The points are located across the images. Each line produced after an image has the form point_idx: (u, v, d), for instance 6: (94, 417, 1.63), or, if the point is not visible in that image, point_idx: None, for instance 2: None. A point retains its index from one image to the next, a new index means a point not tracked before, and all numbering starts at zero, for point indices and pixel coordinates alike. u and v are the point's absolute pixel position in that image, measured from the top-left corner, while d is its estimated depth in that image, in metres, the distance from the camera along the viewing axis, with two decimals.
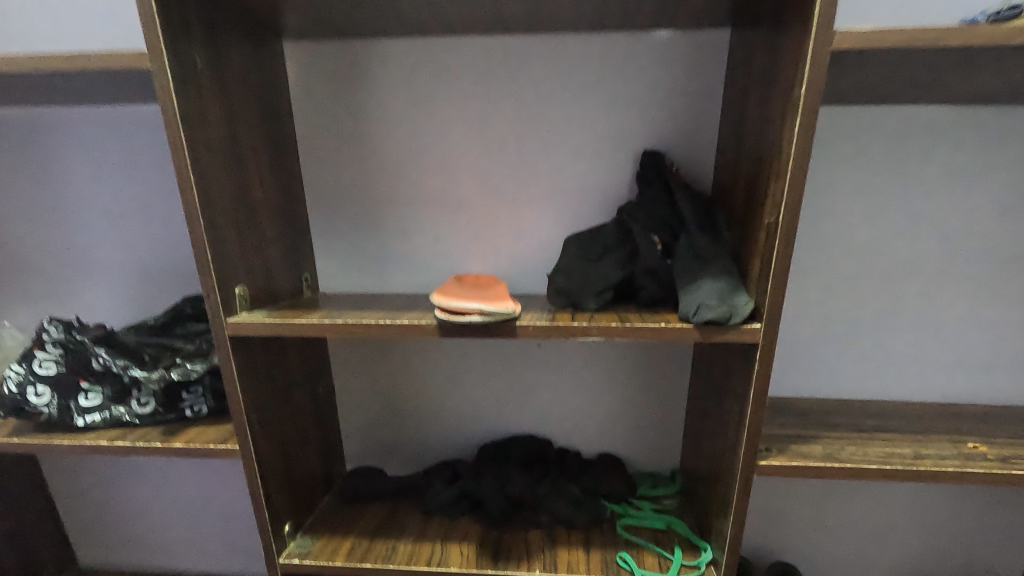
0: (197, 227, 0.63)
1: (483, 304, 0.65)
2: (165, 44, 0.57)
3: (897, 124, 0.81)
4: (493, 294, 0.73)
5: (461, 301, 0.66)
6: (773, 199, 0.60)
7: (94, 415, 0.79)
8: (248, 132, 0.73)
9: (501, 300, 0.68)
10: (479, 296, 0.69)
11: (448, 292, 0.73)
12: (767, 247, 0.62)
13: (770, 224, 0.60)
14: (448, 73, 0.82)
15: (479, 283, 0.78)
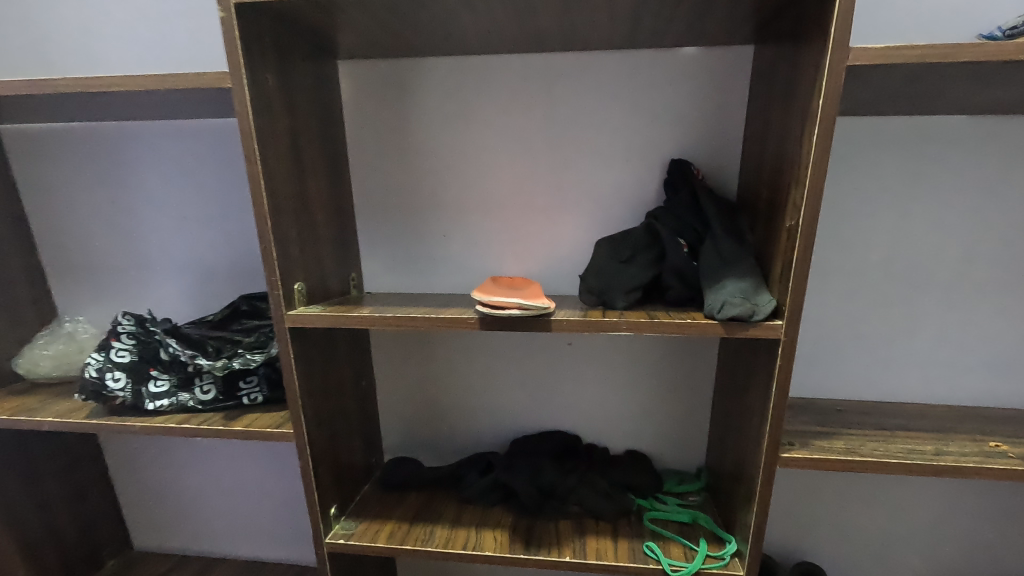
0: (265, 228, 0.70)
1: (521, 300, 0.70)
2: (244, 65, 0.65)
3: (918, 134, 0.84)
4: (528, 292, 0.78)
5: (500, 297, 0.72)
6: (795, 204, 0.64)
7: (162, 400, 0.87)
8: (308, 142, 0.80)
9: (536, 297, 0.74)
10: (516, 294, 0.75)
11: (487, 290, 0.78)
12: (788, 249, 0.66)
13: (792, 227, 0.65)
14: (487, 88, 0.88)
15: (515, 283, 0.84)
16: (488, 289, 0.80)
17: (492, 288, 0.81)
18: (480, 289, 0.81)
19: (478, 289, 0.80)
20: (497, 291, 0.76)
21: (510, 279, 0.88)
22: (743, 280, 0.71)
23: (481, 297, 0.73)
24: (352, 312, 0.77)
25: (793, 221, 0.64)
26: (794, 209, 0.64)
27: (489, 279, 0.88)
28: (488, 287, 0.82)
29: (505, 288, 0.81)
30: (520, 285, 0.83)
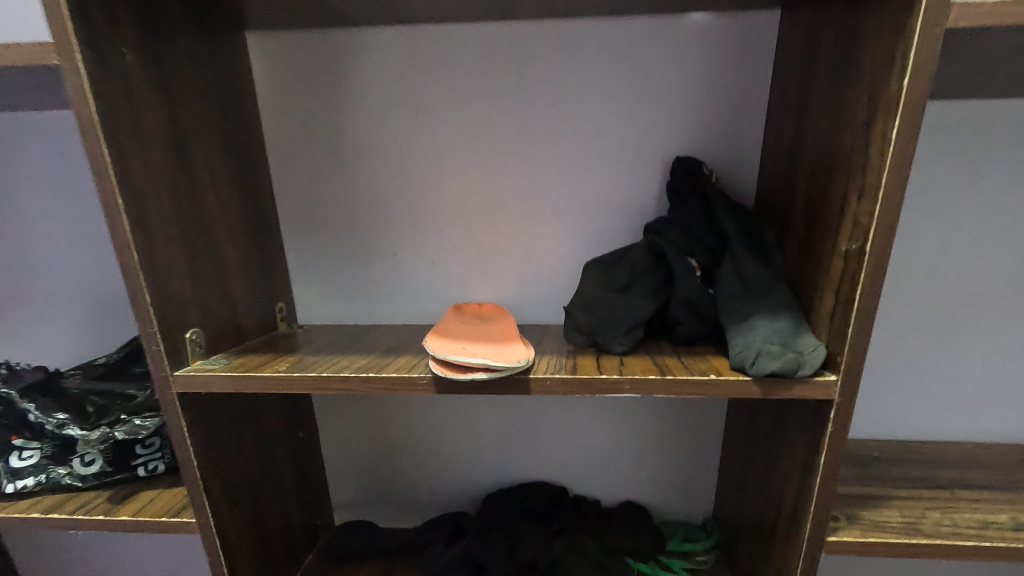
0: (130, 264, 0.51)
1: (495, 357, 0.53)
2: (78, 35, 0.44)
3: (974, 123, 0.68)
4: (499, 335, 0.61)
5: (465, 352, 0.54)
6: (857, 221, 0.47)
7: (27, 478, 0.67)
8: (202, 142, 0.60)
9: (511, 349, 0.56)
10: (486, 344, 0.57)
11: (445, 334, 0.60)
12: (844, 282, 0.49)
13: (852, 254, 0.47)
14: (441, 68, 0.69)
15: (487, 318, 0.65)
16: (446, 329, 0.62)
17: (451, 327, 0.63)
18: (437, 329, 0.63)
19: (433, 330, 0.62)
20: (462, 339, 0.59)
21: (478, 308, 0.70)
22: (777, 319, 0.54)
23: (438, 351, 0.55)
24: (265, 368, 0.58)
25: (856, 245, 0.47)
26: (856, 230, 0.47)
27: (451, 309, 0.70)
28: (448, 323, 0.64)
29: (467, 326, 0.63)
30: (490, 321, 0.64)
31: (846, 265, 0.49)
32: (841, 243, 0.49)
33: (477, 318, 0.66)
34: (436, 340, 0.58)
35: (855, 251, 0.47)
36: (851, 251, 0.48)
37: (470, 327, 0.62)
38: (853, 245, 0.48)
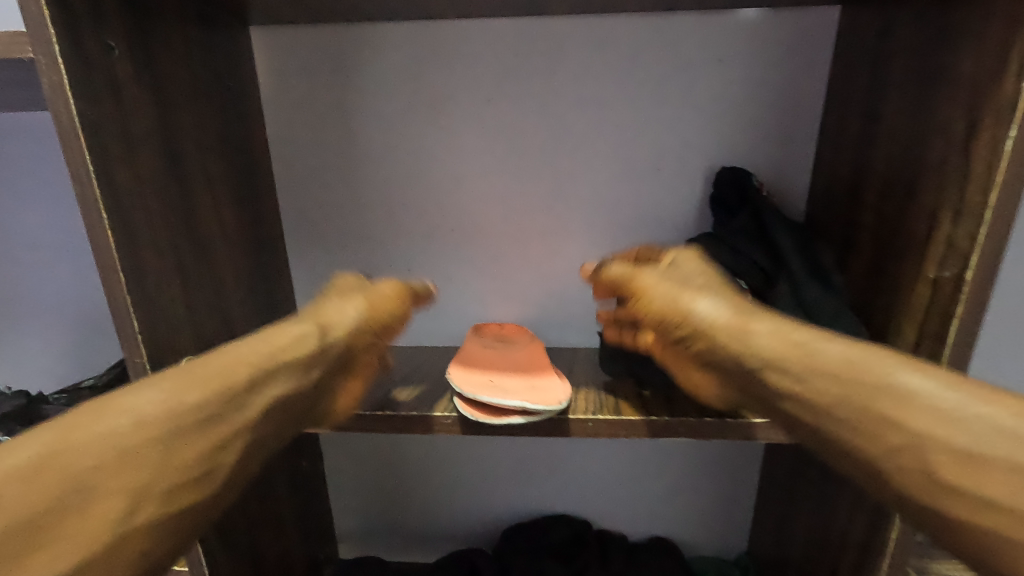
0: (115, 285, 0.44)
1: (530, 400, 0.47)
2: (55, 22, 0.38)
3: None
4: (530, 365, 0.55)
5: (496, 392, 0.49)
6: (684, 278, 0.45)
7: None
8: (199, 147, 0.54)
9: (546, 384, 0.51)
10: (517, 378, 0.52)
11: (470, 364, 0.55)
12: (662, 334, 0.45)
13: (686, 307, 0.43)
14: (464, 67, 0.63)
15: (512, 343, 0.59)
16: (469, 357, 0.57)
17: (473, 354, 0.57)
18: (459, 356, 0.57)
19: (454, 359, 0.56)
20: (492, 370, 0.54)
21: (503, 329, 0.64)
22: None
23: (465, 388, 0.49)
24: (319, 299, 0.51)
25: (691, 308, 0.42)
26: (681, 286, 0.44)
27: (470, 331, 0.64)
28: (471, 350, 0.58)
29: (491, 352, 0.57)
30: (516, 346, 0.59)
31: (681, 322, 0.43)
32: (639, 283, 0.47)
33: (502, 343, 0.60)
34: (461, 373, 0.53)
35: (689, 304, 0.43)
36: (710, 306, 0.42)
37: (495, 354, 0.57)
38: (690, 299, 0.43)
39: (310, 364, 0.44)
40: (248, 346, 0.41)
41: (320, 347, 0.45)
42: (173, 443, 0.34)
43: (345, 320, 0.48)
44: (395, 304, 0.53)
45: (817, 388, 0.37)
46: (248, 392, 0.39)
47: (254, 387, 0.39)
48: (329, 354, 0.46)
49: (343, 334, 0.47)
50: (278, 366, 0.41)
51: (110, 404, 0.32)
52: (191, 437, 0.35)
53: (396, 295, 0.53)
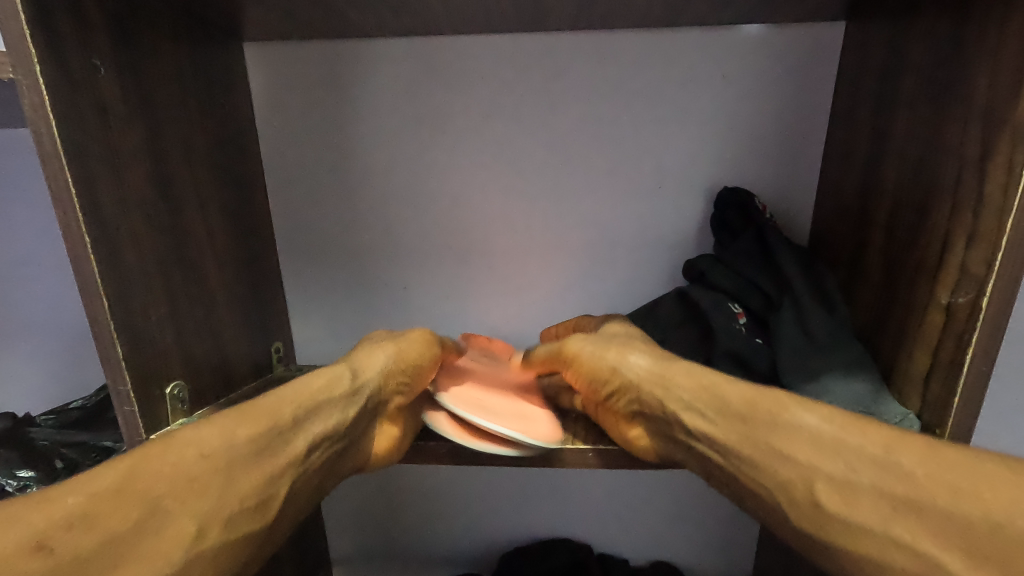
0: (99, 312, 0.43)
1: (516, 422, 0.45)
2: (36, 42, 0.37)
3: None
4: (521, 391, 0.53)
5: (485, 408, 0.47)
6: (610, 341, 0.48)
7: None
8: (189, 166, 0.52)
9: (535, 413, 0.49)
10: (507, 400, 0.50)
11: (465, 376, 0.53)
12: (591, 390, 0.48)
13: (609, 361, 0.46)
14: (462, 84, 0.62)
15: (508, 367, 0.58)
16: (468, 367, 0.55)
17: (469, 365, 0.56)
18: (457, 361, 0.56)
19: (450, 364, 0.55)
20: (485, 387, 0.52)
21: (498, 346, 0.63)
22: (854, 382, 0.47)
23: (456, 398, 0.48)
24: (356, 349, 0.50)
25: (615, 362, 0.46)
26: (604, 343, 0.48)
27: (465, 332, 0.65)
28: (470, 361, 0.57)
29: (488, 370, 0.56)
30: (511, 371, 0.57)
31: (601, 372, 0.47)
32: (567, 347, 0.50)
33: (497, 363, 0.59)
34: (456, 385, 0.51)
35: (614, 360, 0.46)
36: (637, 362, 0.45)
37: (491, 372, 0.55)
38: (613, 354, 0.47)
39: (351, 409, 0.43)
40: (285, 392, 0.41)
41: (359, 393, 0.44)
42: (235, 472, 0.35)
43: (380, 365, 0.47)
44: (433, 350, 0.50)
45: (718, 434, 0.40)
46: (287, 435, 0.39)
47: (294, 433, 0.39)
48: (367, 398, 0.45)
49: (379, 379, 0.46)
50: (316, 415, 0.41)
51: (177, 438, 0.34)
52: (247, 469, 0.35)
53: (429, 340, 0.51)
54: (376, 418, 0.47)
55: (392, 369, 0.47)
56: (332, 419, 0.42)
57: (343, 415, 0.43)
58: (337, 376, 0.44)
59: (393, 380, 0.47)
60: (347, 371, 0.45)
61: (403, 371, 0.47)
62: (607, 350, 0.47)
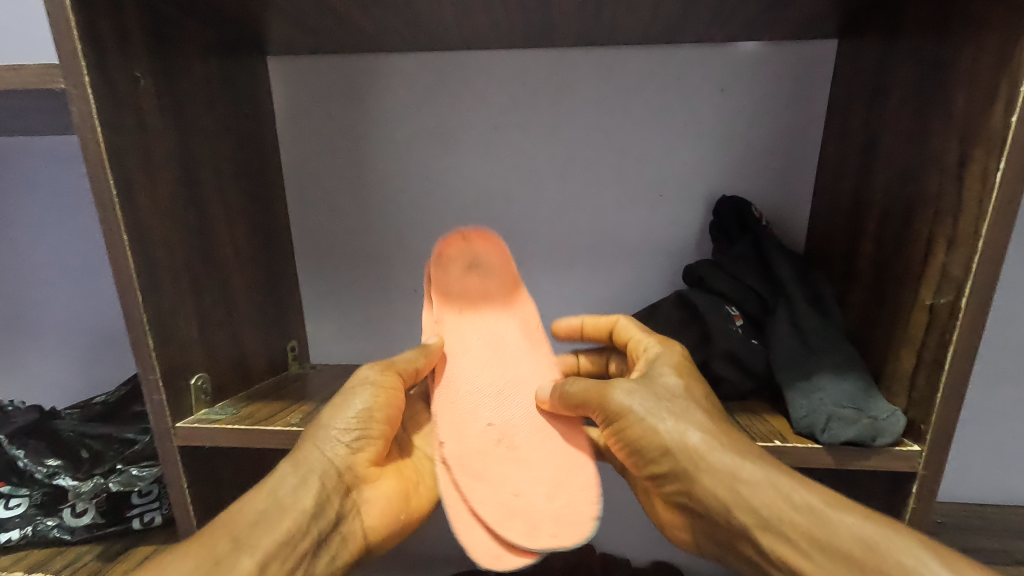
0: (133, 305, 0.46)
1: (556, 529, 0.47)
2: (86, 56, 0.40)
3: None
4: (532, 412, 0.52)
5: (490, 486, 0.49)
6: (655, 407, 0.46)
7: (11, 531, 0.61)
8: (215, 172, 0.56)
9: (568, 469, 0.50)
10: (532, 462, 0.50)
11: (465, 427, 0.51)
12: (639, 463, 0.47)
13: (661, 438, 0.45)
14: (473, 96, 0.66)
15: (493, 342, 0.55)
16: (459, 403, 0.52)
17: (456, 384, 0.53)
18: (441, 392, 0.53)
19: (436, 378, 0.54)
20: (498, 444, 0.50)
21: (477, 314, 0.56)
22: (845, 379, 0.48)
23: (484, 513, 0.48)
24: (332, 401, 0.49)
25: (664, 441, 0.45)
26: (655, 406, 0.46)
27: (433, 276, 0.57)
28: (452, 368, 0.54)
29: (476, 371, 0.54)
30: (499, 349, 0.55)
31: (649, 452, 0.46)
32: (612, 403, 0.47)
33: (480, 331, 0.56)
34: (467, 467, 0.50)
35: (666, 438, 0.45)
36: (689, 440, 0.44)
37: (480, 377, 0.53)
38: (666, 426, 0.45)
39: (315, 493, 0.46)
40: (249, 501, 0.45)
41: (316, 475, 0.46)
42: None
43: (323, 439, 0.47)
44: (377, 397, 0.49)
45: (787, 548, 0.41)
46: (247, 539, 0.43)
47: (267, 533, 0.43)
48: (325, 480, 0.46)
49: (333, 454, 0.47)
50: (281, 513, 0.44)
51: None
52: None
53: (373, 384, 0.49)
54: (366, 482, 0.49)
55: (345, 435, 0.48)
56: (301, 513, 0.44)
57: (313, 503, 0.45)
58: (280, 470, 0.46)
59: (345, 444, 0.48)
60: (289, 460, 0.47)
61: (356, 432, 0.48)
62: (657, 416, 0.46)
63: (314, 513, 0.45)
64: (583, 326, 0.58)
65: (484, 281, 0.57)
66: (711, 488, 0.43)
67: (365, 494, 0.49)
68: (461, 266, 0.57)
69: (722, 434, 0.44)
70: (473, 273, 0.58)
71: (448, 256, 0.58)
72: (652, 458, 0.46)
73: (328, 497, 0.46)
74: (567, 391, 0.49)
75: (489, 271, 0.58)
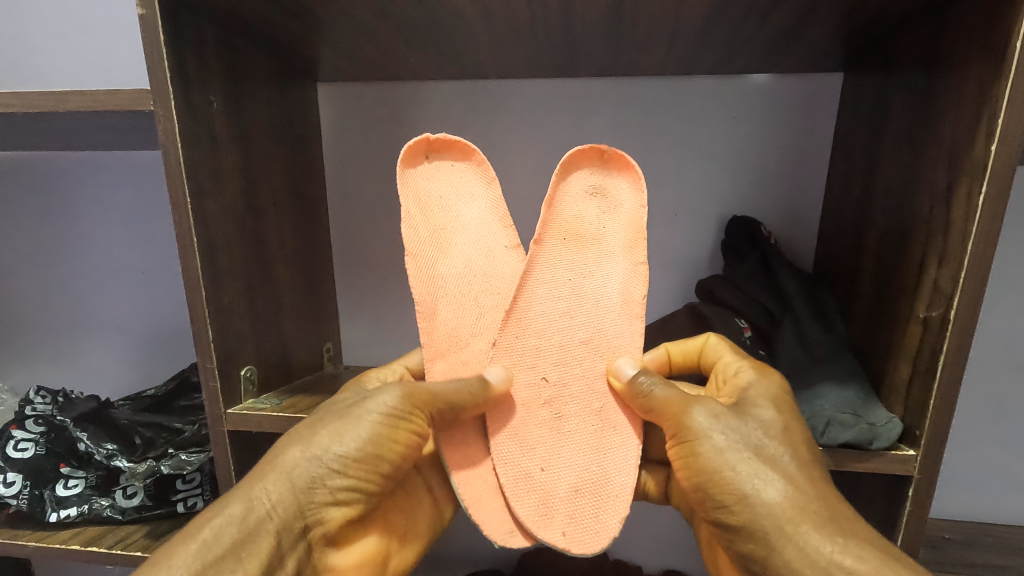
0: (197, 300, 0.51)
1: (568, 528, 0.48)
2: (173, 82, 0.46)
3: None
4: (593, 381, 0.51)
5: (527, 472, 0.49)
6: (731, 448, 0.43)
7: (69, 508, 0.65)
8: (270, 186, 0.62)
9: (606, 466, 0.49)
10: (571, 446, 0.50)
11: (519, 374, 0.50)
12: (706, 502, 0.43)
13: (737, 483, 0.42)
14: (503, 120, 0.71)
15: (585, 282, 0.51)
16: (458, 354, 0.50)
17: (453, 322, 0.50)
18: (513, 319, 0.50)
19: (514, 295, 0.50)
20: (543, 406, 0.50)
21: (581, 246, 0.51)
22: (845, 388, 0.51)
23: (503, 477, 0.49)
24: (341, 425, 0.45)
25: (743, 489, 0.42)
26: (734, 443, 0.43)
27: (555, 186, 0.51)
28: (530, 291, 0.50)
29: (476, 305, 0.51)
30: (587, 293, 0.51)
31: (716, 487, 0.43)
32: (690, 424, 0.45)
33: (466, 253, 0.52)
34: (508, 426, 0.50)
35: (744, 485, 0.42)
36: (769, 497, 0.41)
37: (557, 313, 0.51)
38: (744, 466, 0.42)
39: (265, 552, 0.41)
40: (171, 560, 0.39)
41: (273, 527, 0.42)
42: None
43: (303, 480, 0.43)
44: (385, 438, 0.45)
45: None
46: None
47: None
48: (285, 536, 0.43)
49: (312, 507, 0.43)
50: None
51: None
52: None
53: (388, 421, 0.45)
54: (334, 540, 0.46)
55: (335, 483, 0.44)
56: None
57: (262, 564, 0.41)
58: (229, 510, 0.42)
59: (329, 491, 0.44)
60: (245, 500, 0.42)
61: (348, 485, 0.44)
62: (733, 453, 0.43)
63: None
64: (669, 357, 0.55)
65: (605, 217, 0.52)
66: (797, 564, 0.39)
67: (330, 558, 0.46)
68: (586, 188, 0.52)
69: (813, 501, 0.41)
70: (596, 202, 0.52)
71: (574, 173, 0.52)
72: (724, 502, 0.42)
73: (281, 555, 0.42)
74: (645, 384, 0.47)
75: (472, 196, 0.53)
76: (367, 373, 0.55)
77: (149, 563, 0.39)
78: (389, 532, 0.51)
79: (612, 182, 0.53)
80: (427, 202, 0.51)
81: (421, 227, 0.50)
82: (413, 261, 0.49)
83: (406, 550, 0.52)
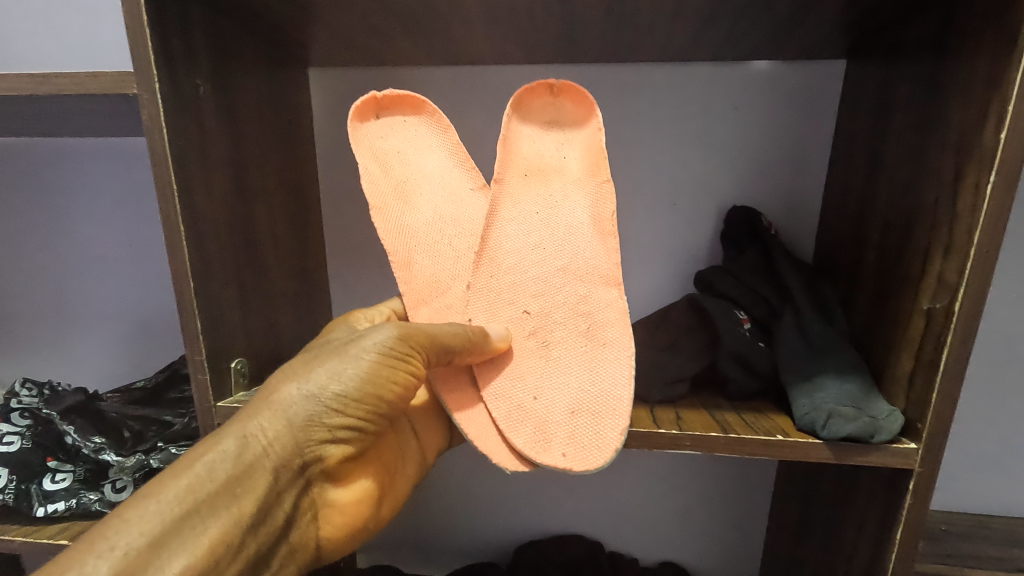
0: (185, 290, 0.50)
1: (568, 449, 0.45)
2: (158, 64, 0.45)
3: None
4: (576, 305, 0.49)
5: (522, 403, 0.47)
6: None
7: (57, 502, 0.63)
8: (260, 173, 0.60)
9: (600, 384, 0.46)
10: (562, 373, 0.47)
11: (499, 312, 0.49)
12: None
13: None
14: (500, 107, 0.70)
15: (553, 213, 0.51)
16: (441, 299, 0.50)
17: (431, 269, 0.51)
18: (486, 258, 0.50)
19: (482, 237, 0.50)
20: (530, 337, 0.49)
21: (543, 179, 0.52)
22: (846, 381, 0.51)
23: (495, 412, 0.47)
24: (333, 357, 0.43)
25: None
26: None
27: (511, 120, 0.52)
28: (499, 230, 0.50)
29: (451, 249, 0.51)
30: (557, 222, 0.51)
31: None
32: None
33: (433, 202, 0.53)
34: (501, 369, 0.48)
35: None
36: None
37: (528, 247, 0.50)
38: None
39: (263, 488, 0.40)
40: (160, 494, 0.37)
41: (270, 464, 0.41)
42: None
43: (300, 419, 0.42)
44: (382, 377, 0.43)
45: None
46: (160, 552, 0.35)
47: (193, 539, 0.36)
48: (281, 472, 0.41)
49: (309, 444, 0.42)
50: (215, 513, 0.38)
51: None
52: None
53: (385, 362, 0.43)
54: (332, 476, 0.46)
55: (333, 420, 0.43)
56: (244, 510, 0.39)
57: (261, 498, 0.40)
58: (224, 445, 0.40)
59: (327, 429, 0.43)
60: (240, 435, 0.40)
61: (345, 422, 0.43)
62: None
63: (254, 519, 0.39)
64: None
65: (564, 147, 0.53)
66: None
67: (329, 493, 0.46)
68: (540, 124, 0.54)
69: None
70: (552, 137, 0.53)
71: (527, 114, 0.54)
72: None
73: (279, 490, 0.41)
74: None
75: (430, 148, 0.55)
76: (355, 312, 0.56)
77: (140, 494, 0.37)
78: (387, 471, 0.51)
79: (564, 117, 0.54)
80: (384, 158, 0.53)
81: (384, 183, 0.51)
82: (379, 214, 0.50)
83: (396, 492, 0.52)
